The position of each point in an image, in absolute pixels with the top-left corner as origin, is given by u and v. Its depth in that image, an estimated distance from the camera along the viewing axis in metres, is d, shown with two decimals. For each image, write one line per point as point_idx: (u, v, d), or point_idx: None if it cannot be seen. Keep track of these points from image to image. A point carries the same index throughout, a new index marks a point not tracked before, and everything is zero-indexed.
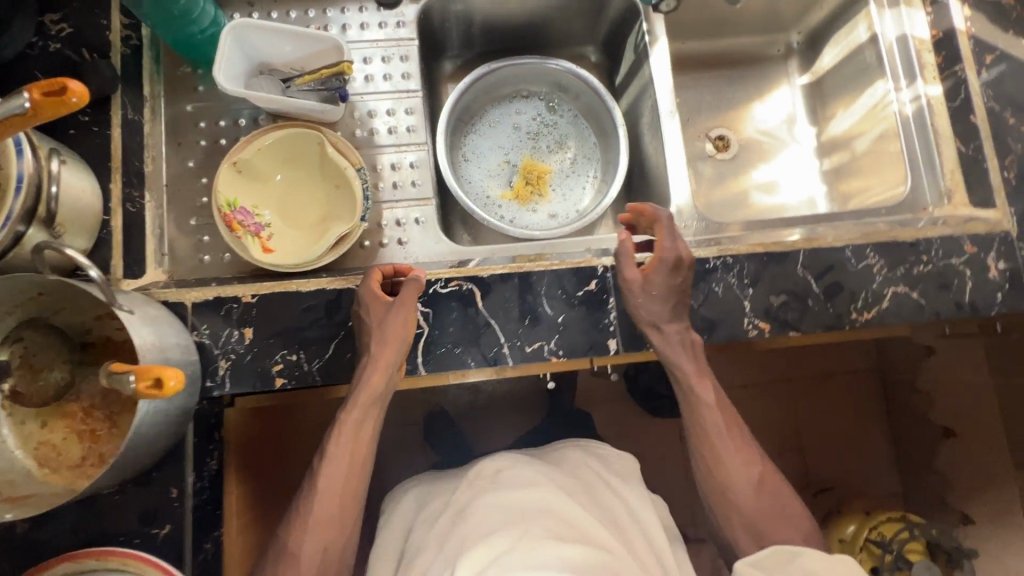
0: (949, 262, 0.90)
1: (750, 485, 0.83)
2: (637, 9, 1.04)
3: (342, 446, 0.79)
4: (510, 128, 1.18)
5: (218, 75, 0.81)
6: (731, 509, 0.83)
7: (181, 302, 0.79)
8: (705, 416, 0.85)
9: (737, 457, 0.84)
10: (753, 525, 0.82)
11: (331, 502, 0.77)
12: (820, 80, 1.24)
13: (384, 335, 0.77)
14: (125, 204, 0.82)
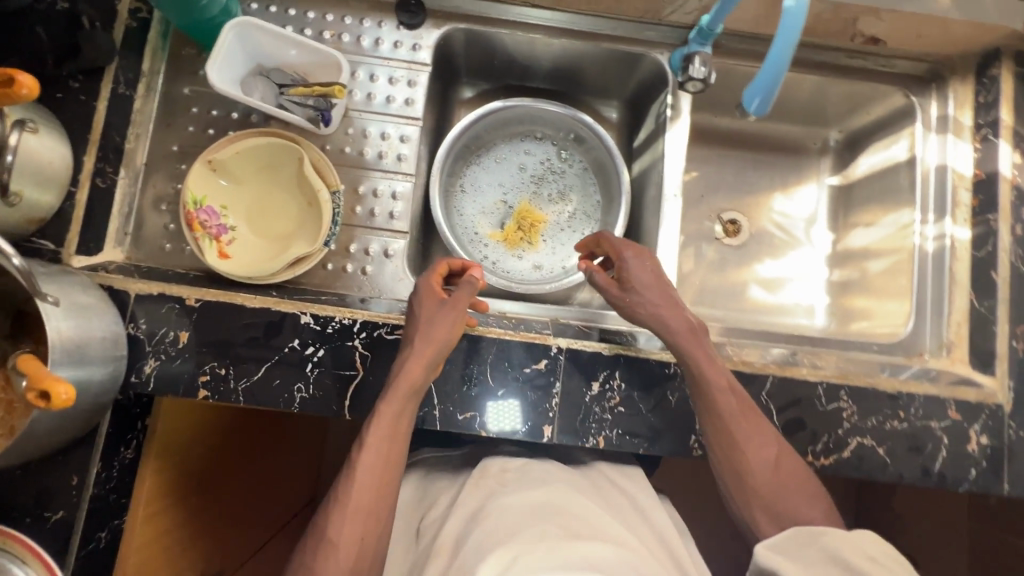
0: (927, 424, 0.84)
1: (770, 465, 0.74)
2: (666, 78, 0.98)
3: (372, 456, 0.73)
4: (516, 168, 1.15)
5: (213, 71, 0.79)
6: (750, 500, 0.74)
7: (124, 291, 0.78)
8: (715, 393, 0.76)
9: (756, 441, 0.75)
10: (773, 501, 0.73)
11: (353, 518, 0.70)
12: (851, 186, 1.16)
13: (435, 329, 0.76)
14: (96, 178, 0.82)
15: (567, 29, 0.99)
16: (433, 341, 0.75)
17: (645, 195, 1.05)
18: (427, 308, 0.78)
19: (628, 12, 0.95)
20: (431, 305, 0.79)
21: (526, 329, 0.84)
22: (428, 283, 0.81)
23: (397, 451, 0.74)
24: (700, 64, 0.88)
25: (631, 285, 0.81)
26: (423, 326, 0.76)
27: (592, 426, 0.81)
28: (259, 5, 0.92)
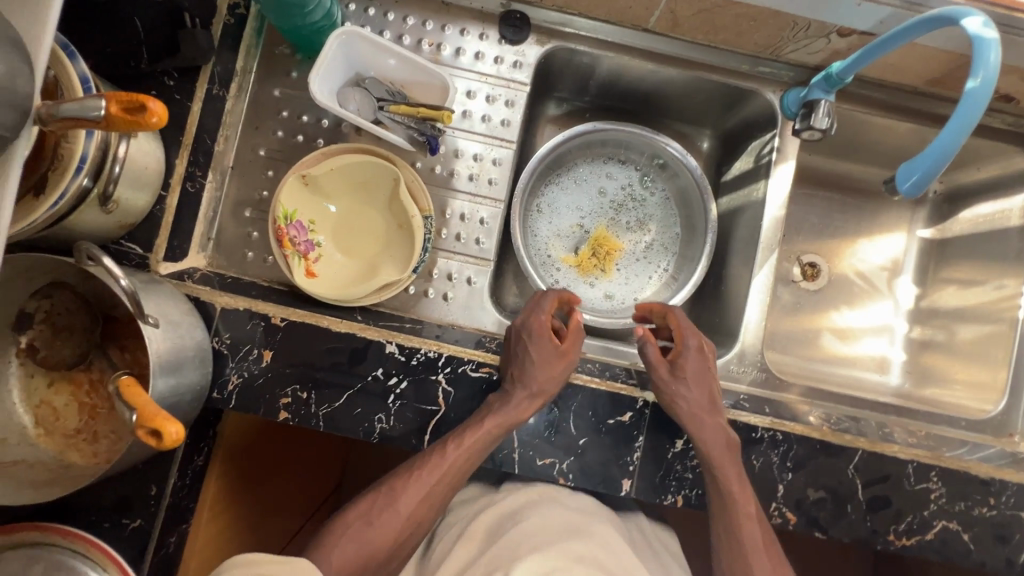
0: (1017, 514, 0.81)
1: (750, 533, 0.74)
2: (776, 119, 0.93)
3: (453, 461, 0.74)
4: (597, 192, 1.10)
5: (314, 80, 0.75)
6: (726, 553, 0.75)
7: (210, 304, 0.77)
8: (706, 442, 0.75)
9: (747, 501, 0.74)
10: (739, 556, 0.74)
11: (417, 501, 0.74)
12: (945, 241, 1.11)
13: (547, 372, 0.76)
14: (185, 182, 0.79)
15: (677, 57, 0.92)
16: (542, 384, 0.75)
17: (733, 236, 1.01)
18: (541, 349, 0.78)
19: (745, 46, 0.89)
20: (545, 347, 0.79)
21: (611, 377, 0.82)
22: (539, 320, 0.81)
23: (475, 459, 0.74)
24: (824, 113, 0.82)
25: (682, 374, 0.79)
26: (537, 368, 0.76)
27: (672, 484, 0.79)
28: (358, 7, 0.88)
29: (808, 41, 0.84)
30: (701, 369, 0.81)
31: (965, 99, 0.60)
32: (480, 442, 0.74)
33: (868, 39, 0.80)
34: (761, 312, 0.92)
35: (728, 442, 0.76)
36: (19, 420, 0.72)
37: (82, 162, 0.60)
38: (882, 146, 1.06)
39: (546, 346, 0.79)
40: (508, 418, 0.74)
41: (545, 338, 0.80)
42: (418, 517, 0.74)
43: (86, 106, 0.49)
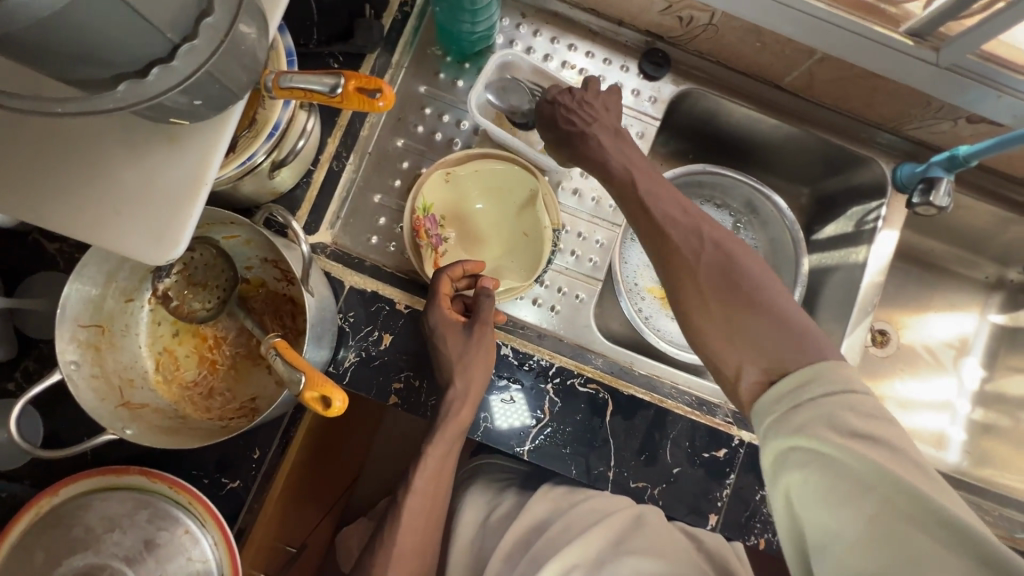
0: None
1: (747, 293, 0.63)
2: (885, 189, 0.97)
3: (432, 459, 0.76)
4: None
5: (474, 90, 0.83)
6: (713, 322, 0.64)
7: (341, 281, 0.79)
8: (663, 219, 0.71)
9: (715, 268, 0.66)
10: (743, 335, 0.61)
11: (411, 529, 0.75)
12: (1017, 329, 1.15)
13: (477, 366, 0.74)
14: (332, 161, 0.82)
15: (799, 116, 0.97)
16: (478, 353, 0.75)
17: (822, 293, 1.04)
18: (448, 330, 0.74)
19: (869, 116, 0.93)
20: (452, 330, 0.74)
21: (709, 412, 0.83)
22: (439, 309, 0.75)
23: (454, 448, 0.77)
24: (945, 191, 0.86)
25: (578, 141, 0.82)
26: (456, 357, 0.73)
27: (757, 526, 0.80)
28: (511, 24, 0.93)
29: (934, 121, 0.89)
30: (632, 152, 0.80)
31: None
32: (467, 403, 0.74)
33: (994, 129, 0.85)
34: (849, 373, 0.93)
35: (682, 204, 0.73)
36: (142, 363, 0.72)
37: (276, 129, 0.63)
38: (970, 229, 1.10)
39: (454, 326, 0.75)
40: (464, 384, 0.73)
41: (452, 322, 0.75)
42: (424, 526, 0.77)
43: (324, 80, 0.53)
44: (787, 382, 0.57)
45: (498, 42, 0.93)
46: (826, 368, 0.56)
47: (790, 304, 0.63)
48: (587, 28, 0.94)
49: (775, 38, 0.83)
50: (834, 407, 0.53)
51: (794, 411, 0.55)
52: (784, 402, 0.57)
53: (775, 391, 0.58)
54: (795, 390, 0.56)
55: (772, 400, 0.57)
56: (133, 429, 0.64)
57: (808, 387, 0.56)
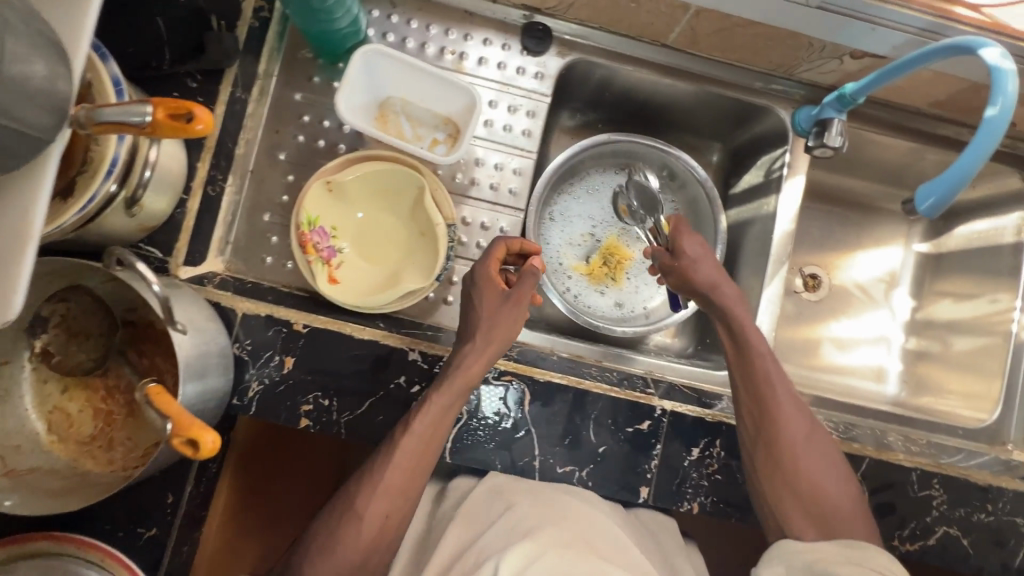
0: (1012, 520, 0.85)
1: (832, 485, 0.75)
2: (787, 136, 0.96)
3: (426, 414, 0.72)
4: (611, 198, 1.11)
5: (341, 97, 0.77)
6: (780, 488, 0.75)
7: (231, 309, 0.76)
8: (769, 397, 0.78)
9: (811, 447, 0.77)
10: (816, 514, 0.73)
11: (388, 497, 0.72)
12: (941, 255, 1.15)
13: (502, 326, 0.77)
14: (206, 186, 0.78)
15: (693, 72, 0.95)
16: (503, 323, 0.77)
17: (742, 248, 1.03)
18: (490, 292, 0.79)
19: (760, 64, 0.92)
20: (493, 288, 0.79)
21: (629, 386, 0.83)
22: (489, 262, 0.80)
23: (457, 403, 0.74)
24: (837, 131, 0.85)
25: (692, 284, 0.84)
26: (486, 312, 0.77)
27: (688, 491, 0.80)
28: (381, 14, 0.89)
29: (822, 60, 0.87)
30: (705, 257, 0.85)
31: (983, 128, 0.60)
32: (480, 360, 0.74)
33: (879, 62, 0.83)
34: (771, 325, 0.95)
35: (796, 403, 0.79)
36: (31, 426, 0.70)
37: (114, 165, 0.59)
38: (882, 163, 1.10)
39: (495, 289, 0.80)
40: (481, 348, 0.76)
41: (495, 284, 0.80)
42: (405, 487, 0.72)
43: (132, 109, 0.49)
44: (838, 553, 0.67)
45: (371, 35, 0.88)
46: (868, 547, 0.67)
47: (831, 447, 0.78)
48: (462, 8, 0.90)
49: None
50: (883, 562, 0.64)
51: (808, 574, 0.66)
52: (823, 556, 0.67)
53: (813, 549, 0.68)
54: (842, 557, 0.66)
55: (807, 554, 0.68)
56: (14, 500, 0.64)
57: (853, 556, 0.66)
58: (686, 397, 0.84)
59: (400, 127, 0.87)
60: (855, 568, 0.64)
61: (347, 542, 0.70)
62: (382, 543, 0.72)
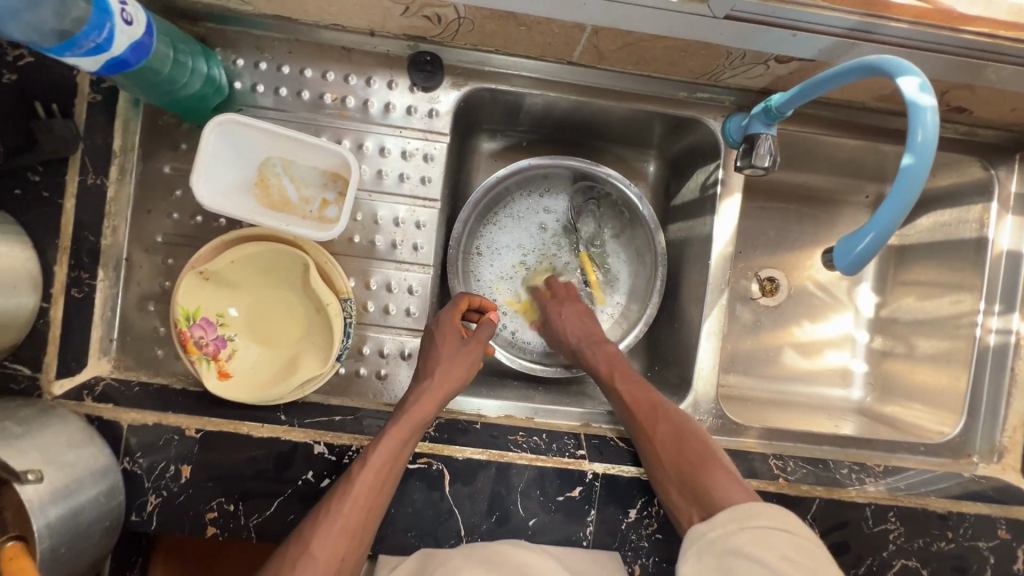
0: (975, 545, 0.80)
1: (705, 463, 0.71)
2: (718, 148, 0.87)
3: (385, 446, 0.70)
4: (542, 225, 1.01)
5: (198, 182, 0.68)
6: (662, 480, 0.72)
7: (116, 422, 0.70)
8: (627, 398, 0.82)
9: (673, 430, 0.76)
10: (699, 496, 0.68)
11: (334, 543, 0.65)
12: (904, 247, 1.07)
13: (454, 370, 0.78)
14: (70, 289, 0.71)
15: (608, 88, 0.85)
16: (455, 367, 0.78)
17: (684, 269, 0.95)
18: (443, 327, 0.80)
19: (681, 74, 0.81)
20: (452, 334, 0.80)
21: (558, 450, 0.78)
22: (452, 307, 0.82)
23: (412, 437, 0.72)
24: (766, 150, 0.76)
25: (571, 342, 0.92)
26: (447, 352, 0.78)
27: (628, 554, 0.76)
28: (247, 62, 0.79)
29: (746, 67, 0.77)
30: (580, 317, 0.93)
31: (900, 174, 0.54)
32: (433, 399, 0.75)
33: (808, 66, 0.73)
34: (714, 356, 0.89)
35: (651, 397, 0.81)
36: None
37: None
38: (833, 156, 1.00)
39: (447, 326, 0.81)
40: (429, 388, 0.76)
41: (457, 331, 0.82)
42: (361, 525, 0.67)
43: None
44: (727, 520, 0.62)
45: (238, 87, 0.79)
46: (759, 511, 0.62)
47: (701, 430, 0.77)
48: (338, 45, 0.79)
49: (535, 20, 0.70)
50: (773, 517, 0.61)
51: (722, 556, 0.59)
52: (727, 527, 0.62)
53: (713, 523, 0.63)
54: (736, 525, 0.61)
55: (716, 533, 0.62)
56: None
57: (751, 520, 0.61)
58: (621, 454, 0.79)
59: (284, 190, 0.76)
60: (763, 546, 0.58)
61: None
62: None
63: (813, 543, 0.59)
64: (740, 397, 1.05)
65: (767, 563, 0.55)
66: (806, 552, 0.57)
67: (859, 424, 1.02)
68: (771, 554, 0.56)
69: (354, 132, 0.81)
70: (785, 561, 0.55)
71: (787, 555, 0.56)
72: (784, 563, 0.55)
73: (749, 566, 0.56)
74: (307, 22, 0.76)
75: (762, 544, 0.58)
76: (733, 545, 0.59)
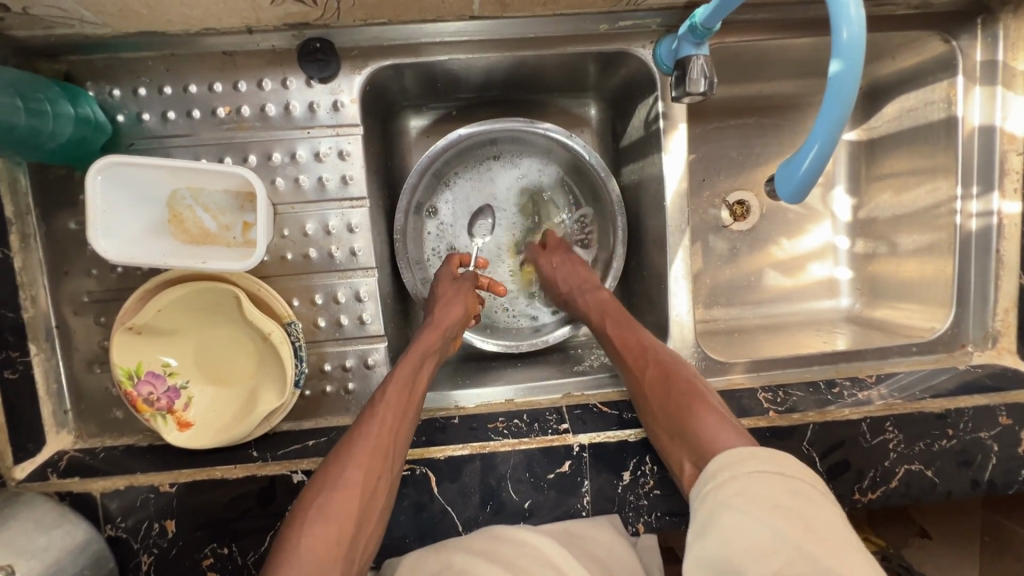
0: (977, 437, 0.79)
1: (703, 420, 0.66)
2: (653, 78, 0.80)
3: (395, 388, 0.71)
4: (491, 201, 0.95)
5: (95, 237, 0.63)
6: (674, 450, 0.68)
7: (87, 493, 0.69)
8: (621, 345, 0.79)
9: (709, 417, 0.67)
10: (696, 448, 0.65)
11: (354, 488, 0.63)
12: (874, 140, 1.00)
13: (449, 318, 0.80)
14: (3, 372, 0.68)
15: (523, 37, 0.77)
16: (461, 328, 0.82)
17: (643, 214, 0.90)
18: (444, 283, 0.84)
19: (595, 5, 0.73)
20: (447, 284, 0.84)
21: (540, 430, 0.76)
22: (449, 263, 0.87)
23: (422, 388, 0.74)
24: (699, 74, 0.69)
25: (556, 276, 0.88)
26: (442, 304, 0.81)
27: (630, 515, 0.76)
28: (125, 91, 0.72)
29: None
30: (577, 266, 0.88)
31: (831, 83, 0.50)
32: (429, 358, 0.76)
33: None
34: (689, 300, 0.85)
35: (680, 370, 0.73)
36: None
37: None
38: (783, 60, 0.92)
39: (451, 283, 0.84)
40: (443, 347, 0.79)
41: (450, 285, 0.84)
42: (381, 473, 0.65)
43: None
44: (716, 471, 0.60)
45: (121, 120, 0.72)
46: (756, 459, 0.58)
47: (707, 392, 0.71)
48: (218, 51, 0.72)
49: None
50: (764, 461, 0.57)
51: (711, 510, 0.56)
52: (717, 477, 0.59)
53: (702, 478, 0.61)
54: (728, 470, 0.58)
55: (707, 485, 0.59)
56: None
57: (741, 466, 0.58)
58: (606, 420, 0.77)
59: (198, 223, 0.70)
60: (749, 495, 0.54)
61: (313, 541, 0.60)
62: (356, 548, 0.62)
63: (804, 485, 0.55)
64: (727, 330, 1.02)
65: (757, 515, 0.52)
66: (799, 497, 0.54)
67: (852, 333, 0.98)
68: (760, 504, 0.53)
69: (259, 143, 0.74)
70: (775, 511, 0.52)
71: (779, 502, 0.53)
72: (774, 511, 0.52)
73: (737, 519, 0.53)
74: (177, 32, 0.69)
75: (749, 492, 0.55)
76: (723, 497, 0.56)
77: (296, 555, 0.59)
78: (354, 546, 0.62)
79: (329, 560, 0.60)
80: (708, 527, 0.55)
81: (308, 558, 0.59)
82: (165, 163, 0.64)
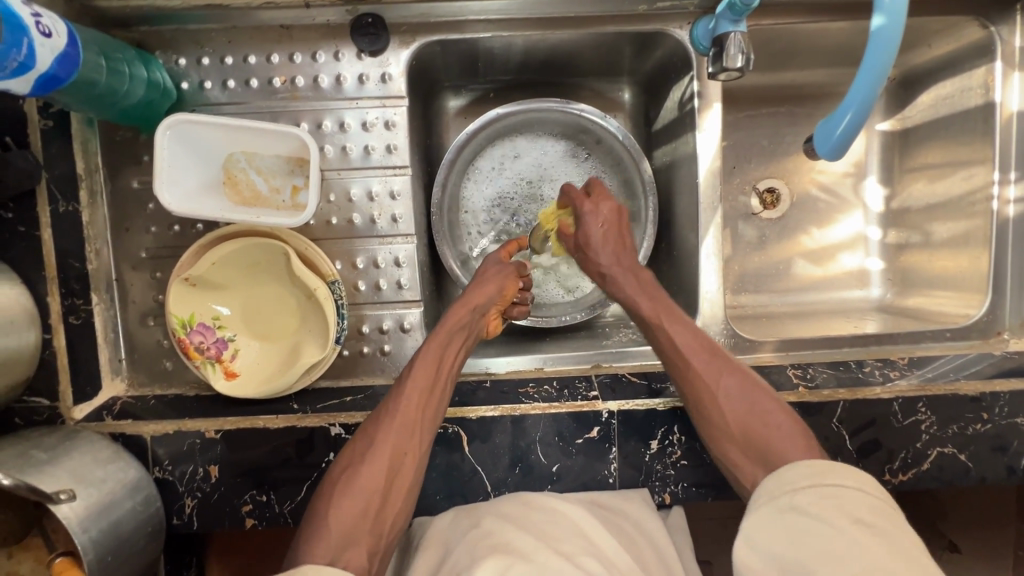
0: (1013, 422, 0.78)
1: (770, 427, 0.66)
2: (689, 58, 0.82)
3: (423, 369, 0.72)
4: (536, 174, 0.97)
5: (161, 189, 0.67)
6: (728, 451, 0.68)
7: (138, 436, 0.72)
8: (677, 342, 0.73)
9: (739, 396, 0.69)
10: (762, 454, 0.65)
11: (379, 464, 0.65)
12: (907, 130, 1.00)
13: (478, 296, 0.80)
14: (68, 316, 0.72)
15: (564, 16, 0.80)
16: (495, 307, 0.83)
17: (675, 194, 0.92)
18: (487, 264, 0.85)
19: None
20: (488, 267, 0.85)
21: (570, 396, 0.77)
22: (498, 250, 0.88)
23: (451, 364, 0.75)
24: (736, 50, 0.71)
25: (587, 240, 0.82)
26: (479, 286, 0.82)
27: (656, 484, 0.77)
28: (189, 60, 0.77)
29: None
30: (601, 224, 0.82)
31: (874, 41, 0.57)
32: (459, 340, 0.77)
33: None
34: (718, 277, 0.86)
35: (713, 350, 0.73)
36: None
37: None
38: (818, 46, 0.93)
39: (493, 265, 0.85)
40: (474, 324, 0.80)
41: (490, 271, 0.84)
42: (406, 450, 0.67)
43: None
44: (801, 474, 0.59)
45: (185, 87, 0.77)
46: (838, 473, 0.58)
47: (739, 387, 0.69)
48: (277, 24, 0.77)
49: None
50: (840, 474, 0.58)
51: (783, 512, 0.57)
52: (794, 483, 0.59)
53: (774, 483, 0.60)
54: (805, 480, 0.58)
55: (769, 491, 0.60)
56: None
57: (822, 478, 0.57)
58: (634, 390, 0.78)
59: (253, 184, 0.74)
60: (834, 507, 0.55)
61: (339, 513, 0.62)
62: (382, 523, 0.64)
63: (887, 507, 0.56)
64: (755, 315, 1.02)
65: (836, 524, 0.53)
66: (881, 514, 0.54)
67: (882, 320, 0.97)
68: (841, 516, 0.54)
69: (311, 112, 0.78)
70: (858, 525, 0.53)
71: (862, 518, 0.54)
72: (856, 526, 0.53)
73: (817, 528, 0.53)
74: (240, 6, 0.73)
75: (830, 503, 0.55)
76: (799, 502, 0.57)
77: (322, 528, 0.61)
78: (380, 520, 0.64)
79: (354, 534, 0.62)
80: (786, 528, 0.55)
81: (334, 528, 0.61)
82: (227, 123, 0.69)
